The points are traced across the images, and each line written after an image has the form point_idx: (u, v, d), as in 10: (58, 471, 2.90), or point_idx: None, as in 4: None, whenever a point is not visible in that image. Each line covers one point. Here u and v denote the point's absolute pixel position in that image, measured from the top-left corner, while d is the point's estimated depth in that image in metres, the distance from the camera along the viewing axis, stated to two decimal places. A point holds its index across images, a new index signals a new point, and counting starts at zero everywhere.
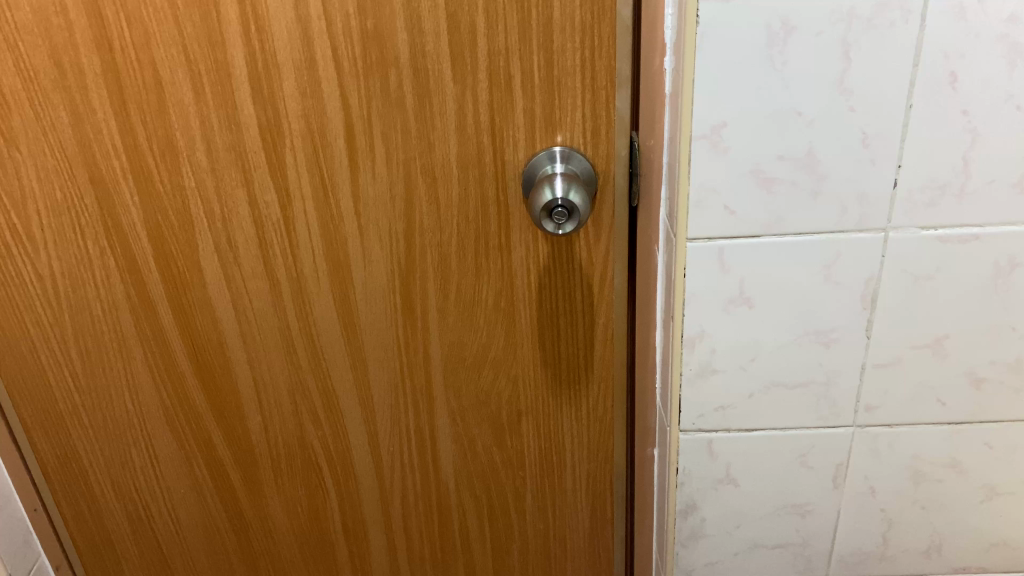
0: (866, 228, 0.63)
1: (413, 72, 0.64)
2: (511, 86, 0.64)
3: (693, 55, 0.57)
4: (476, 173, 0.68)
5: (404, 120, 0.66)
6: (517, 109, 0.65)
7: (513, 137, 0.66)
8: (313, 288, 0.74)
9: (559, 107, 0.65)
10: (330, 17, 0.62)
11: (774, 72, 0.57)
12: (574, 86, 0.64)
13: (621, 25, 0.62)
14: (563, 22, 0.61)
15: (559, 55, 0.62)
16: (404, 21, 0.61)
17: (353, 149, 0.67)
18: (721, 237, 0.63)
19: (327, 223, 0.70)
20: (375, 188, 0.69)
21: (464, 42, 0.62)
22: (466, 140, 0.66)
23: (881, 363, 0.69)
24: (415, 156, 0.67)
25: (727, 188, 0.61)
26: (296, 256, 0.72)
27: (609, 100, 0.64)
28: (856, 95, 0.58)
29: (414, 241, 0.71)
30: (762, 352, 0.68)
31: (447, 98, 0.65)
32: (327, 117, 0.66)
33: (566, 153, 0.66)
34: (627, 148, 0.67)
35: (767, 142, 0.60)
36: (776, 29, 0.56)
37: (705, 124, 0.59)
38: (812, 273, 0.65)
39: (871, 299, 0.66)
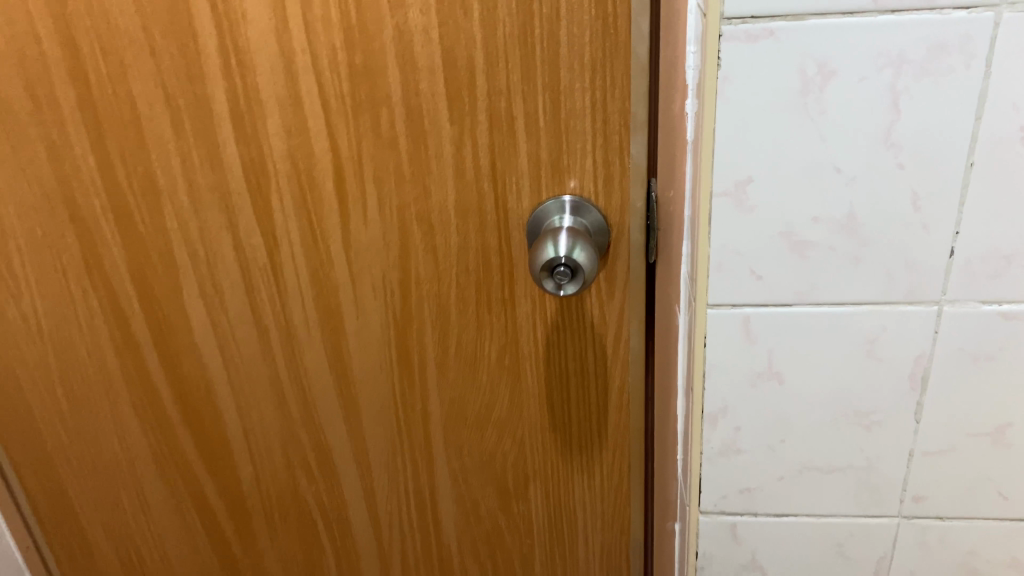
0: (916, 300, 0.54)
1: (406, 111, 0.58)
2: (514, 128, 0.57)
3: (713, 101, 0.50)
4: (476, 221, 0.61)
5: (397, 162, 0.60)
6: (520, 153, 0.58)
7: (517, 184, 0.59)
8: (303, 337, 0.68)
9: (567, 152, 0.58)
10: (314, 51, 0.56)
11: (809, 123, 0.49)
12: (584, 129, 0.57)
13: (638, 63, 0.54)
14: (571, 59, 0.54)
15: (566, 96, 0.56)
16: (395, 56, 0.55)
17: (342, 192, 0.61)
18: (747, 305, 0.56)
19: (317, 269, 0.65)
20: (367, 234, 0.63)
21: (461, 80, 0.56)
22: (464, 185, 0.60)
23: (932, 450, 0.60)
24: (410, 202, 0.61)
25: (753, 251, 0.54)
26: (285, 303, 0.67)
27: (623, 145, 0.57)
28: (906, 150, 0.50)
29: (410, 292, 0.65)
30: (794, 432, 0.60)
31: (444, 140, 0.58)
32: (315, 158, 0.60)
33: (577, 204, 0.59)
34: (644, 199, 0.59)
35: (801, 201, 0.52)
36: (811, 74, 0.48)
37: (727, 180, 0.52)
38: (852, 349, 0.57)
39: (922, 379, 0.57)
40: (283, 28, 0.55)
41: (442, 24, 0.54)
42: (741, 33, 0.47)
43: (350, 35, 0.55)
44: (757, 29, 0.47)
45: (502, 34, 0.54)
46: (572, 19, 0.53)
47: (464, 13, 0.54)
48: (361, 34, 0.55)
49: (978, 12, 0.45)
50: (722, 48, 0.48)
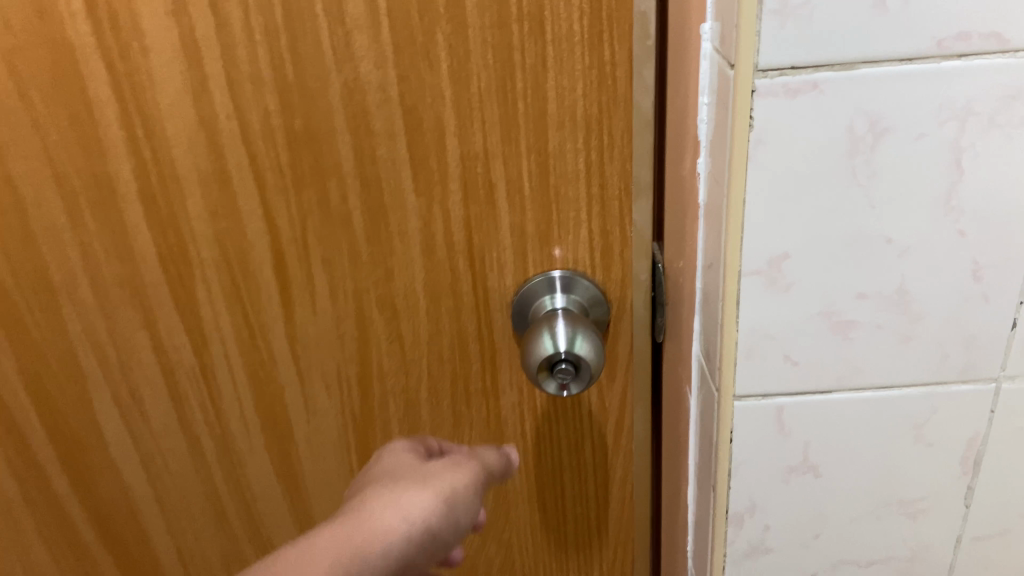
0: (971, 377, 0.47)
1: (361, 182, 0.47)
2: (493, 197, 0.48)
3: (743, 168, 0.41)
4: (450, 304, 0.51)
5: (352, 242, 0.49)
6: (501, 225, 0.48)
7: (498, 259, 0.50)
8: (243, 446, 0.57)
9: (557, 222, 0.49)
10: (243, 116, 0.45)
11: (857, 188, 0.41)
12: (577, 195, 0.48)
13: (641, 117, 0.46)
14: (561, 116, 0.45)
15: (557, 158, 0.46)
16: (345, 118, 0.45)
17: (285, 279, 0.51)
18: (780, 394, 0.48)
19: (257, 369, 0.54)
20: (317, 326, 0.52)
21: (428, 144, 0.46)
22: (434, 264, 0.50)
23: (983, 534, 0.53)
24: (368, 287, 0.51)
25: (788, 334, 0.46)
26: (219, 410, 0.56)
27: (624, 212, 0.49)
28: (968, 214, 0.42)
29: (371, 389, 0.55)
30: (830, 527, 0.53)
31: (408, 215, 0.48)
32: (249, 241, 0.49)
33: (567, 279, 0.50)
34: (649, 271, 0.51)
35: (845, 276, 0.44)
36: (862, 132, 0.40)
37: (760, 257, 0.43)
38: (898, 436, 0.49)
39: (974, 463, 0.50)
40: (201, 90, 0.44)
41: (402, 79, 0.44)
42: (780, 87, 0.39)
43: (287, 95, 0.44)
44: (799, 82, 0.39)
45: (476, 89, 0.44)
46: (562, 68, 0.44)
47: (430, 65, 0.44)
48: (301, 94, 0.44)
49: None
50: (757, 105, 0.39)
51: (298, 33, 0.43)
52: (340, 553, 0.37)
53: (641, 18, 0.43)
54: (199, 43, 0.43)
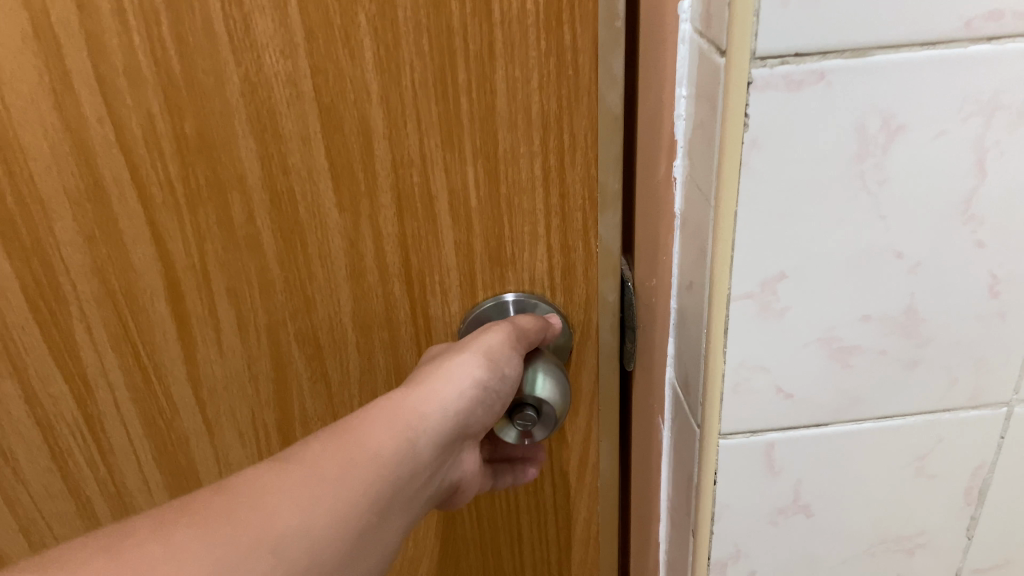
0: (979, 403, 0.42)
1: (269, 200, 0.41)
2: (433, 211, 0.42)
3: (735, 175, 0.34)
4: (385, 336, 0.46)
5: (261, 266, 0.43)
6: (444, 241, 0.43)
7: (441, 283, 0.44)
8: (143, 504, 0.53)
9: (509, 238, 0.43)
10: (120, 122, 0.38)
11: (865, 196, 0.35)
12: (533, 208, 0.42)
13: (608, 115, 0.40)
14: (513, 114, 0.39)
15: (508, 164, 0.41)
16: (247, 121, 0.38)
17: (182, 315, 0.45)
18: (770, 429, 0.41)
19: (154, 420, 0.49)
20: (224, 369, 0.47)
21: (352, 149, 0.39)
22: (363, 292, 0.44)
23: (984, 567, 0.48)
24: (285, 318, 0.45)
25: (782, 364, 0.39)
26: (113, 466, 0.51)
27: (588, 226, 0.43)
28: (988, 223, 0.36)
29: (289, 435, 0.50)
30: (821, 569, 0.47)
31: (330, 234, 0.42)
32: (136, 271, 0.43)
33: (521, 304, 0.45)
34: (617, 291, 0.46)
35: (848, 297, 0.37)
36: (872, 130, 0.34)
37: (752, 277, 0.37)
38: (898, 469, 0.44)
39: (979, 494, 0.45)
40: (71, 92, 0.37)
41: (318, 72, 0.37)
42: (780, 78, 0.32)
43: (175, 95, 0.37)
44: (802, 72, 0.32)
45: (409, 83, 0.38)
46: (511, 58, 0.38)
47: (350, 55, 0.37)
48: (192, 94, 0.38)
49: None
50: (752, 100, 0.32)
51: (185, 17, 0.35)
52: (400, 425, 0.38)
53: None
54: (60, 34, 0.36)
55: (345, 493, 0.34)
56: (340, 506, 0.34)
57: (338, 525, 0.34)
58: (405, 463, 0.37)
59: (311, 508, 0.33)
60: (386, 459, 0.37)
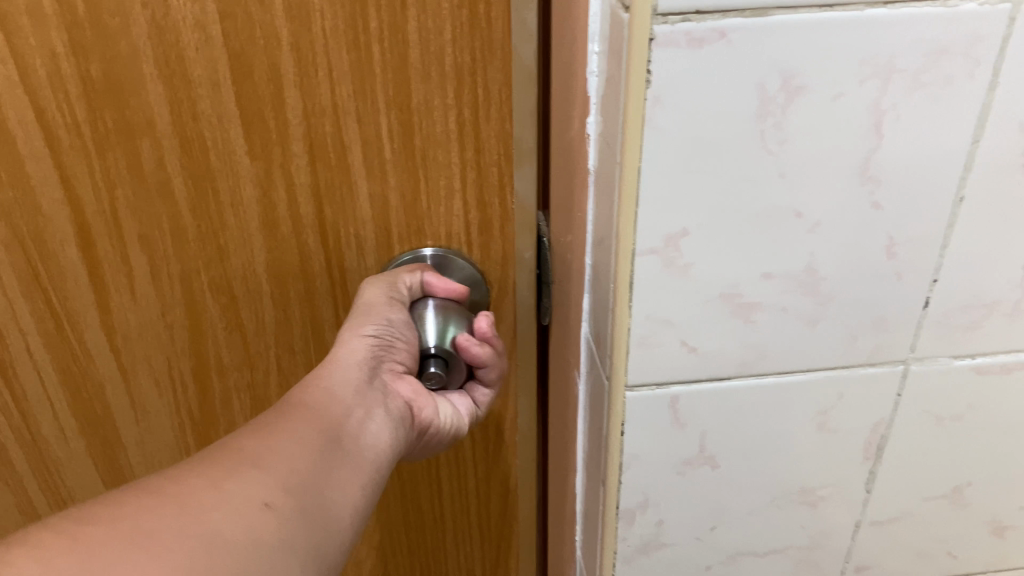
0: (879, 361, 0.43)
1: (178, 147, 0.43)
2: (347, 161, 0.44)
3: (637, 131, 0.35)
4: (301, 288, 0.49)
5: (173, 214, 0.45)
6: (358, 195, 0.46)
7: (357, 237, 0.47)
8: (60, 451, 0.55)
9: (425, 192, 0.46)
10: (24, 62, 0.40)
11: (765, 156, 0.36)
12: (448, 161, 0.45)
13: (521, 67, 0.43)
14: (427, 65, 0.42)
15: (422, 118, 0.43)
16: (155, 64, 0.40)
17: (94, 260, 0.47)
18: (675, 382, 0.43)
19: (69, 366, 0.51)
20: (138, 317, 0.49)
21: (262, 96, 0.42)
22: (278, 242, 0.47)
23: (882, 518, 0.50)
24: (199, 267, 0.48)
25: (686, 319, 0.40)
26: (30, 414, 0.53)
27: (504, 180, 0.46)
28: (885, 185, 0.37)
29: (210, 383, 0.53)
30: (727, 519, 0.49)
31: (242, 184, 0.45)
32: (45, 216, 0.45)
33: (440, 259, 0.48)
34: (534, 248, 0.49)
35: (749, 255, 0.39)
36: (772, 90, 0.34)
37: (656, 233, 0.37)
38: (801, 424, 0.45)
39: (877, 448, 0.47)
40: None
41: (226, 17, 0.39)
42: (681, 36, 0.32)
43: (78, 33, 0.39)
44: (704, 30, 0.32)
45: (320, 29, 0.40)
46: (425, 8, 0.40)
47: (260, 0, 0.39)
48: (97, 33, 0.39)
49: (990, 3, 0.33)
50: (653, 56, 0.33)
51: None
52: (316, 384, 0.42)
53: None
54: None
55: (291, 430, 0.38)
56: (297, 436, 0.38)
57: (303, 446, 0.37)
58: (333, 404, 0.42)
59: (266, 443, 0.37)
60: (312, 403, 0.41)
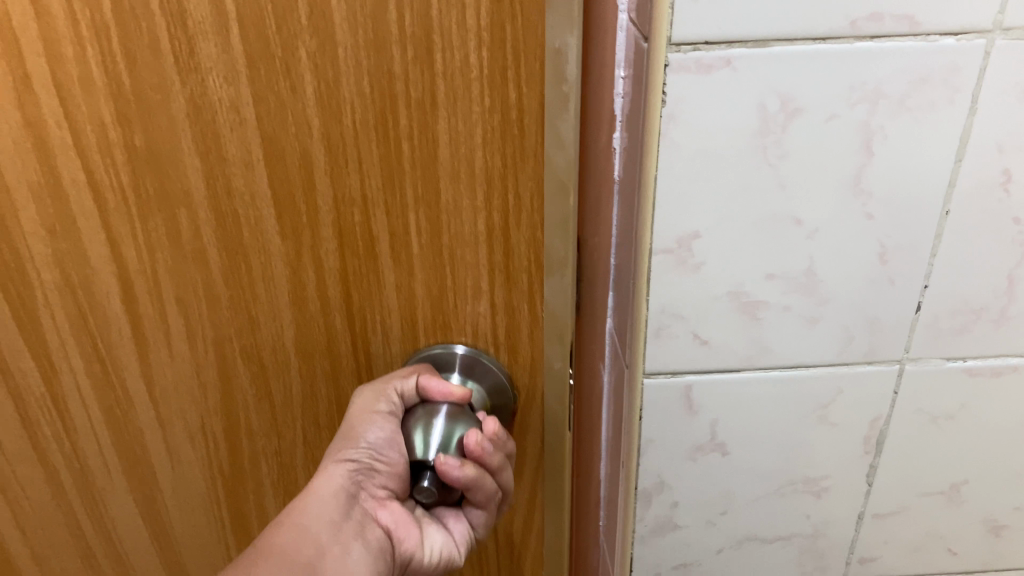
0: (876, 360, 0.48)
1: (217, 227, 0.48)
2: (376, 252, 0.50)
3: (655, 142, 0.40)
4: (326, 364, 0.54)
5: (206, 281, 0.50)
6: (390, 277, 0.51)
7: (382, 326, 0.53)
8: (104, 483, 0.60)
9: (451, 286, 0.51)
10: (75, 128, 0.45)
11: (767, 168, 0.41)
12: (475, 261, 0.50)
13: (552, 176, 0.48)
14: (455, 165, 0.47)
15: (450, 213, 0.48)
16: (194, 140, 0.46)
17: (135, 315, 0.52)
18: (689, 372, 0.47)
19: (113, 408, 0.56)
20: (178, 379, 0.55)
21: (294, 179, 0.47)
22: (306, 320, 0.52)
23: (883, 511, 0.54)
24: (231, 334, 0.53)
25: (697, 314, 0.45)
26: (77, 444, 0.58)
27: (534, 290, 0.52)
28: (876, 197, 0.42)
29: (237, 440, 0.58)
30: (736, 505, 0.53)
31: (272, 259, 0.50)
32: (92, 268, 0.50)
33: (468, 361, 0.53)
34: (564, 359, 0.55)
35: (754, 257, 0.43)
36: (773, 110, 0.39)
37: (671, 234, 0.42)
38: (803, 416, 0.49)
39: (876, 442, 0.51)
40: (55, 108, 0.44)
41: (259, 100, 0.44)
42: (692, 62, 0.38)
43: (123, 107, 0.44)
44: (712, 59, 0.38)
45: (349, 121, 0.45)
46: (455, 110, 0.45)
47: (291, 88, 0.44)
48: (139, 107, 0.44)
49: (967, 38, 0.38)
50: (669, 79, 0.38)
51: (132, 36, 0.42)
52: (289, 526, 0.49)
53: (555, 55, 0.44)
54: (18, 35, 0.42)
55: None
56: None
57: None
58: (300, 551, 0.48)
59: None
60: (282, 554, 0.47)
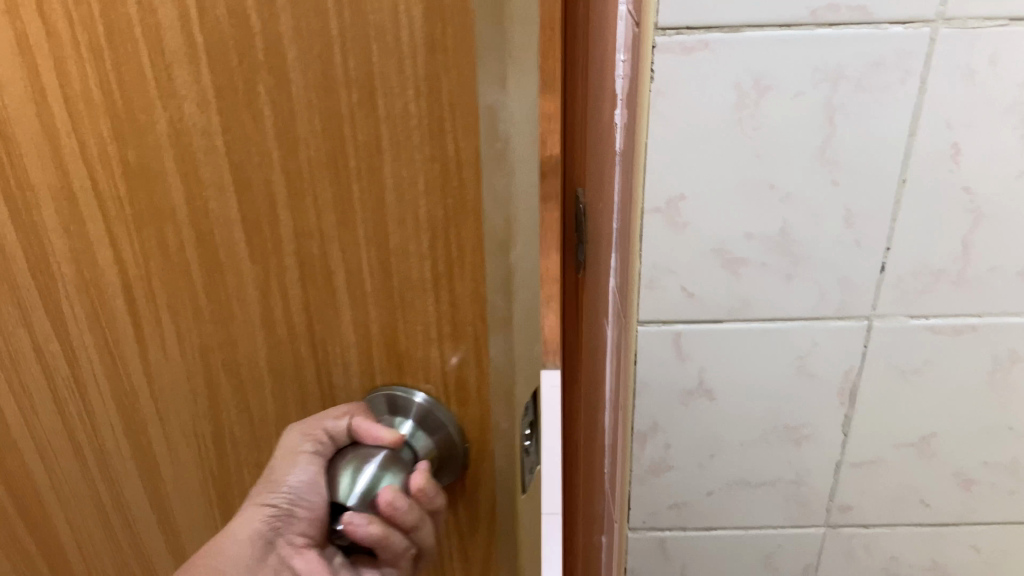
0: (847, 316, 0.54)
1: (198, 242, 0.38)
2: (333, 286, 0.37)
3: (646, 113, 0.47)
4: (295, 390, 0.41)
5: (192, 295, 0.39)
6: (343, 324, 0.38)
7: (341, 355, 0.39)
8: (121, 464, 0.48)
9: (404, 333, 0.38)
10: (82, 137, 0.37)
11: (744, 138, 0.48)
12: (426, 311, 0.38)
13: (493, 231, 0.35)
14: (403, 213, 0.35)
15: (398, 259, 0.36)
16: (174, 161, 0.36)
17: (135, 313, 0.41)
18: (679, 321, 0.54)
19: (120, 394, 0.45)
20: (157, 378, 0.43)
21: (258, 207, 0.36)
22: (276, 343, 0.40)
23: (859, 461, 0.60)
24: (214, 346, 0.41)
25: (685, 268, 0.52)
26: (92, 417, 0.46)
27: (474, 347, 0.38)
28: (841, 166, 0.48)
29: (225, 453, 0.45)
30: (724, 449, 0.59)
31: (247, 283, 0.38)
32: (101, 268, 0.40)
33: (423, 409, 0.40)
34: (510, 417, 0.40)
35: (734, 218, 0.50)
36: (747, 87, 0.46)
37: (661, 195, 0.49)
38: (783, 367, 0.56)
39: (850, 394, 0.57)
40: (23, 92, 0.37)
41: (228, 131, 0.34)
42: (676, 44, 0.45)
43: (118, 124, 0.36)
44: (693, 41, 0.45)
45: (306, 156, 0.34)
46: (398, 153, 0.34)
47: (253, 117, 0.34)
48: (132, 126, 0.36)
49: (915, 27, 0.44)
50: (657, 58, 0.45)
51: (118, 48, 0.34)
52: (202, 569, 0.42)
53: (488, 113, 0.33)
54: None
55: None
56: None
57: None
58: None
59: None
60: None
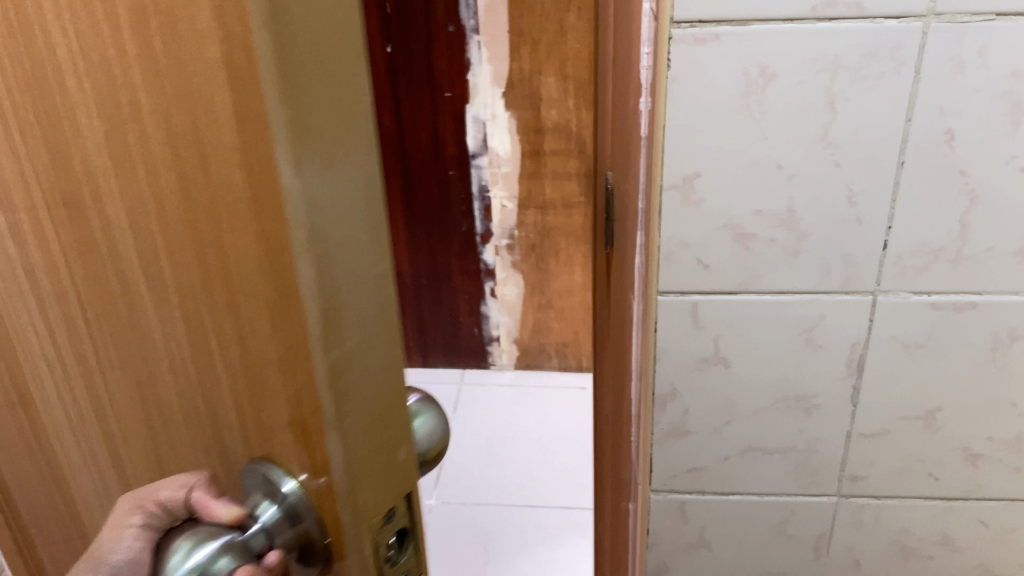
0: (852, 290, 0.58)
1: (110, 263, 0.31)
2: (211, 352, 0.29)
3: (664, 98, 0.53)
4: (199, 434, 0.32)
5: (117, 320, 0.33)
6: (225, 395, 0.30)
7: (228, 418, 0.30)
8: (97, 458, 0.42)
9: (267, 407, 0.28)
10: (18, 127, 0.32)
11: (751, 122, 0.53)
12: (279, 402, 0.27)
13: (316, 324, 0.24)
14: (249, 274, 0.25)
15: (250, 328, 0.27)
16: (87, 184, 0.30)
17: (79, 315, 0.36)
18: (695, 292, 0.59)
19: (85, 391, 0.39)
20: (109, 393, 0.37)
21: (145, 237, 0.29)
22: (178, 381, 0.32)
23: (868, 433, 0.64)
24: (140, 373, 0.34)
25: (700, 242, 0.57)
26: (67, 403, 0.41)
27: (312, 443, 0.27)
28: (842, 149, 0.53)
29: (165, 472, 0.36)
30: (739, 415, 0.64)
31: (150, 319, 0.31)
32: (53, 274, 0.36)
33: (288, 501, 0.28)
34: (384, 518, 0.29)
35: (745, 196, 0.55)
36: (754, 75, 0.51)
37: (677, 173, 0.55)
38: (792, 339, 0.60)
39: (857, 365, 0.61)
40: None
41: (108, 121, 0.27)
42: (690, 37, 0.51)
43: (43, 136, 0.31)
44: (705, 34, 0.50)
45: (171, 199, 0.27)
46: (232, 220, 0.25)
47: (135, 153, 0.27)
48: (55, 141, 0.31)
49: (907, 21, 0.49)
50: (673, 49, 0.51)
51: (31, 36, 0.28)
52: None
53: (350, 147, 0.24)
54: None
55: None
56: None
57: None
58: None
59: None
60: None
